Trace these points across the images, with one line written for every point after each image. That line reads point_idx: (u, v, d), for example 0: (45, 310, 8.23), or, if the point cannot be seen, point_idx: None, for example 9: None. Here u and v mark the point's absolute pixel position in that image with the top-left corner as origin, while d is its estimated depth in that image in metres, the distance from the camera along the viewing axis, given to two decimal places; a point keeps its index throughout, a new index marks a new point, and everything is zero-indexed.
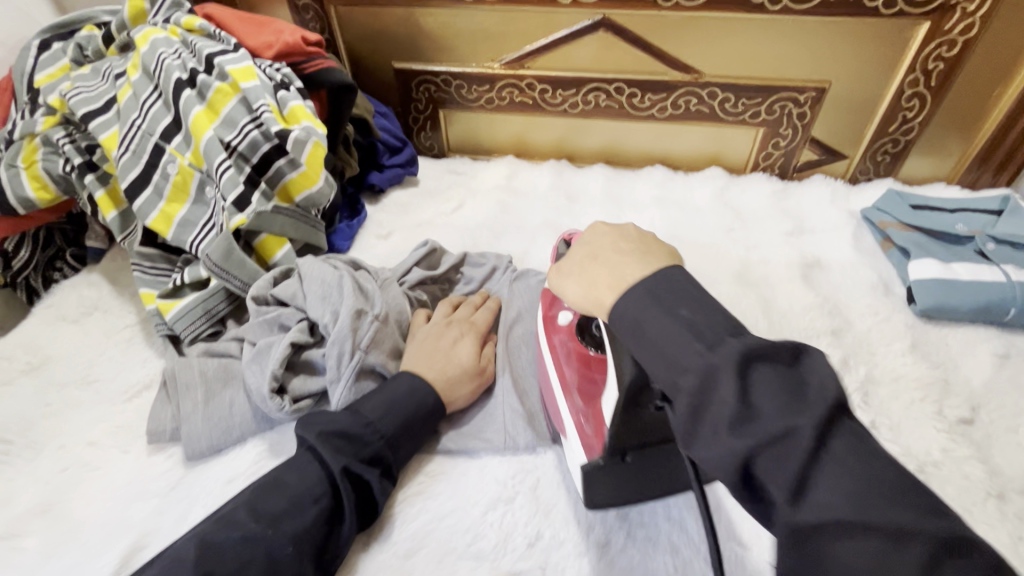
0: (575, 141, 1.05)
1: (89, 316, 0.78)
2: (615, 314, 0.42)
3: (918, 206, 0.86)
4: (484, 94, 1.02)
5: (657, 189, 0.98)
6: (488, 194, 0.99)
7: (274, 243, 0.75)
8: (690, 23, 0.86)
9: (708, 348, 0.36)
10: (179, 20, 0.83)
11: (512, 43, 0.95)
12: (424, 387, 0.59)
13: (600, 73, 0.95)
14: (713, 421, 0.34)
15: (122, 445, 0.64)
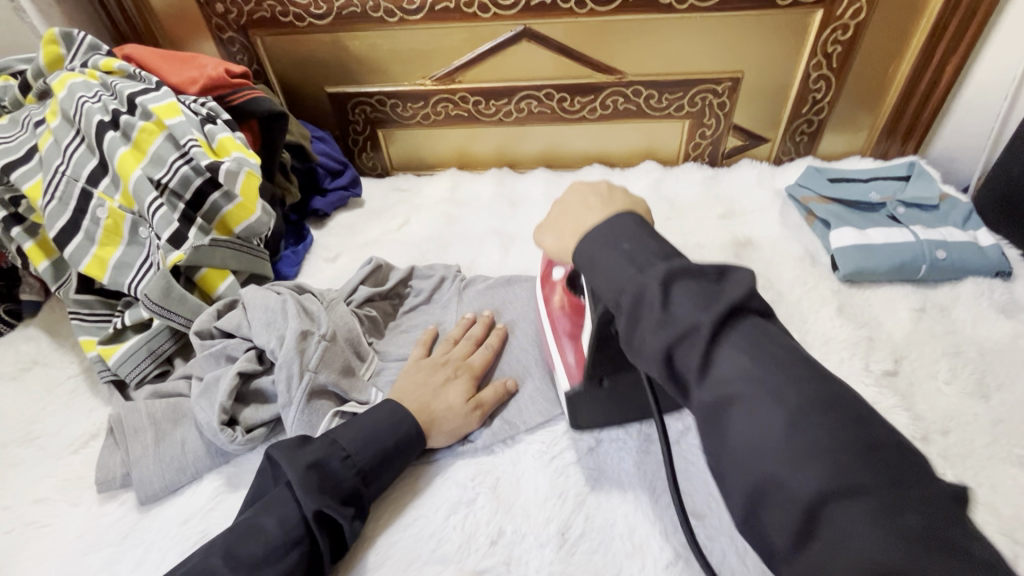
0: (515, 148, 1.09)
1: (29, 371, 0.76)
2: (574, 254, 0.45)
3: (835, 179, 0.94)
4: (420, 111, 1.04)
5: None
6: (433, 207, 1.00)
7: (217, 277, 0.75)
8: (605, 28, 0.91)
9: (639, 270, 0.40)
10: (97, 62, 0.82)
11: (440, 59, 0.97)
12: (405, 415, 0.59)
13: (528, 82, 0.99)
14: (643, 325, 0.38)
15: (71, 498, 0.62)
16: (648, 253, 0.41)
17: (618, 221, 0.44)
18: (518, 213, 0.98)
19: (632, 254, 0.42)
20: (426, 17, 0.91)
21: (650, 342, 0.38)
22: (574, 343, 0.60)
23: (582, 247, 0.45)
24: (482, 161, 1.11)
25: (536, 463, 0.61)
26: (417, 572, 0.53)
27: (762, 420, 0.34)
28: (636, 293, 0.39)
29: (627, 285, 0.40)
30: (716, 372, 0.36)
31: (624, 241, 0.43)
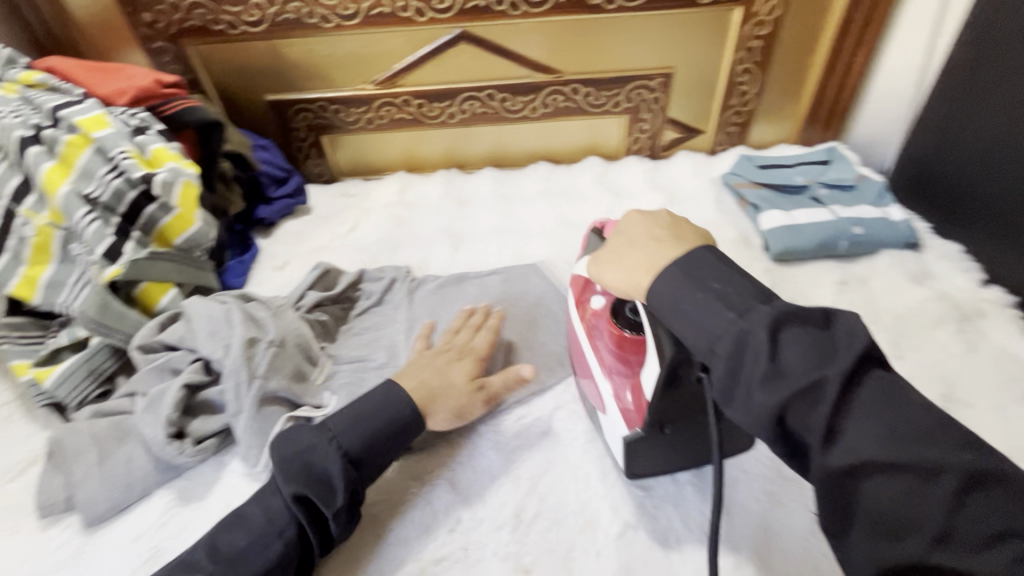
0: (461, 149, 1.10)
1: None
2: (653, 295, 0.46)
3: (763, 166, 1.00)
4: (363, 115, 1.04)
5: (544, 183, 1.05)
6: (382, 211, 1.01)
7: (157, 290, 0.75)
8: (538, 27, 0.95)
9: (739, 314, 0.40)
10: (16, 76, 0.81)
11: (381, 65, 0.98)
12: (397, 398, 0.57)
13: (469, 83, 1.01)
14: (748, 377, 0.38)
15: (9, 526, 0.59)
16: (744, 295, 0.41)
17: (701, 258, 0.45)
18: (467, 211, 1.00)
19: (727, 297, 0.41)
20: (363, 21, 0.93)
21: (756, 404, 0.38)
22: (631, 385, 0.54)
23: (658, 287, 0.45)
24: (429, 163, 1.12)
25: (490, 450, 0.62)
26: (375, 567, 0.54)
27: (824, 413, 0.35)
28: (737, 340, 0.39)
29: (725, 333, 0.40)
30: (846, 440, 0.35)
31: (708, 285, 0.43)
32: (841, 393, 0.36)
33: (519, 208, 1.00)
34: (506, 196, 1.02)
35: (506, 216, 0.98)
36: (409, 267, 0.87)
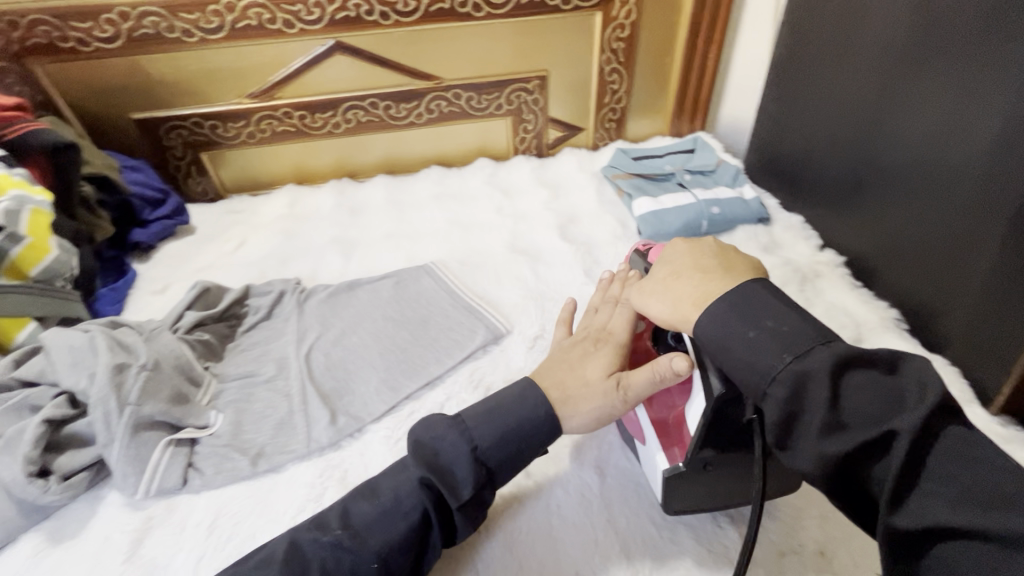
0: (493, 141, 1.19)
1: None
2: (700, 330, 0.46)
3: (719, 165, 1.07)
4: (413, 110, 1.09)
5: (593, 195, 1.08)
6: (429, 203, 1.07)
7: (15, 324, 0.68)
8: (585, 43, 1.09)
9: (796, 356, 0.40)
10: None
11: (437, 55, 1.04)
12: (533, 395, 0.53)
13: (519, 75, 1.10)
14: (807, 427, 0.38)
15: None
16: (804, 336, 0.41)
17: (749, 294, 0.45)
18: (511, 206, 1.05)
19: (780, 332, 0.42)
20: (428, 15, 0.99)
21: (810, 446, 0.38)
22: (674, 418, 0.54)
23: (707, 326, 0.45)
24: (465, 155, 1.20)
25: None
26: None
27: (897, 468, 0.35)
28: (792, 383, 0.39)
29: (780, 376, 0.40)
30: (909, 496, 0.35)
31: (760, 324, 0.43)
32: (914, 446, 0.35)
33: (558, 206, 1.05)
34: (547, 188, 1.10)
35: (548, 205, 1.05)
36: (424, 263, 0.93)
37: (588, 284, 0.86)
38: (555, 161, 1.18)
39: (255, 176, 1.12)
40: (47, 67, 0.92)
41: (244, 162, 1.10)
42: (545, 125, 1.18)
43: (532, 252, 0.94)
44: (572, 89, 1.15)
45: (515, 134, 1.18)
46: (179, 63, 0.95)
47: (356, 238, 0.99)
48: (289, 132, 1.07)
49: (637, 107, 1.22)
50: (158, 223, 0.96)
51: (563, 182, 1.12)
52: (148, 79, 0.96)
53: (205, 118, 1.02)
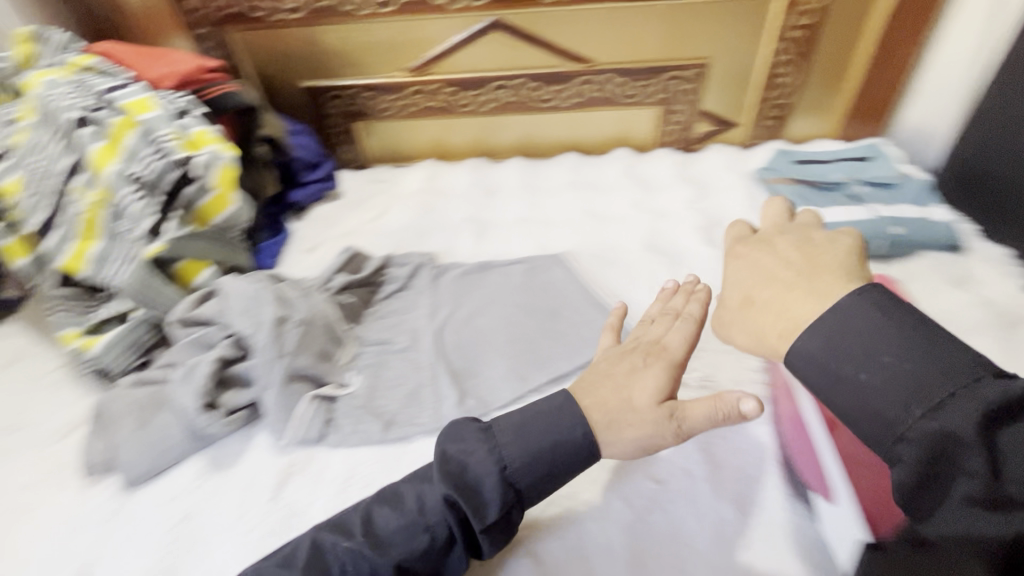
0: (635, 130, 1.12)
1: (11, 367, 0.77)
2: (796, 361, 0.41)
3: (801, 161, 1.02)
4: (560, 93, 1.06)
5: (744, 198, 0.98)
6: (564, 189, 1.03)
7: (195, 268, 0.77)
8: (756, 30, 0.99)
9: (931, 410, 0.34)
10: (71, 59, 0.83)
11: (592, 36, 1.00)
12: (570, 415, 0.49)
13: (676, 61, 1.02)
14: (952, 493, 0.33)
15: (59, 483, 0.63)
16: (947, 381, 0.35)
17: (867, 323, 0.39)
18: (650, 202, 0.99)
19: (917, 377, 0.35)
20: None
21: (947, 517, 0.33)
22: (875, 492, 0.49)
23: (802, 357, 0.40)
24: (603, 144, 1.14)
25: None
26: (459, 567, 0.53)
27: None
28: (925, 445, 0.34)
29: (907, 432, 0.35)
30: None
31: (884, 356, 0.37)
32: None
33: (702, 207, 0.97)
34: (691, 186, 1.01)
35: (690, 205, 0.97)
36: (556, 253, 0.89)
37: None
38: (701, 157, 1.09)
39: (399, 148, 1.16)
40: (238, 35, 1.01)
41: (390, 133, 1.14)
42: (695, 118, 1.10)
43: (672, 254, 0.87)
44: (732, 81, 1.05)
45: (661, 126, 1.11)
46: (348, 35, 1.00)
47: (489, 219, 0.99)
48: (436, 107, 1.09)
49: (804, 105, 1.08)
50: (313, 185, 1.03)
51: (708, 181, 1.04)
52: (319, 49, 1.02)
53: (363, 89, 1.07)
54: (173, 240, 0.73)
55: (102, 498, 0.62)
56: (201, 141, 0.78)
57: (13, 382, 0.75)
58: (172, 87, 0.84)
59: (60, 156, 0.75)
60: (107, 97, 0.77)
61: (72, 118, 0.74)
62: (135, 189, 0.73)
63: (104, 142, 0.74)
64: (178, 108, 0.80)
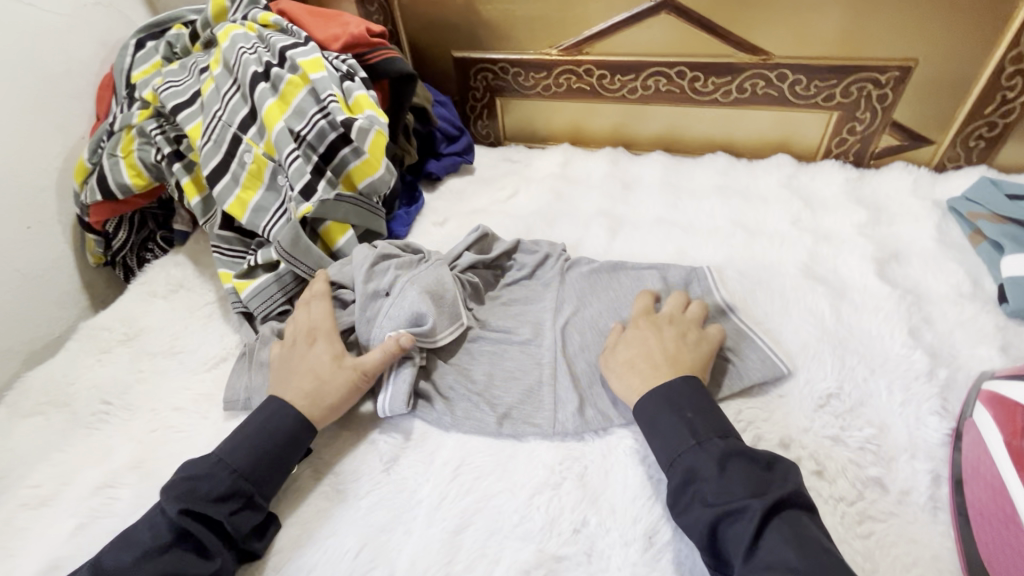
0: (802, 136, 0.99)
1: (175, 293, 0.86)
2: (639, 409, 0.57)
3: (1016, 195, 0.82)
4: (722, 86, 0.96)
5: (932, 231, 0.83)
6: (709, 193, 0.94)
7: (338, 231, 0.79)
8: (985, 34, 0.82)
9: (698, 442, 0.53)
10: (256, 16, 0.87)
11: (774, 26, 0.88)
12: (270, 407, 0.61)
13: (871, 63, 0.88)
14: (693, 496, 0.50)
15: (203, 412, 0.69)
16: (707, 428, 0.54)
17: (684, 390, 0.57)
18: (810, 220, 0.87)
19: (692, 424, 0.54)
20: None
21: (693, 515, 0.49)
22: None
23: (642, 405, 0.57)
24: (760, 148, 1.03)
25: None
26: (498, 544, 0.54)
27: (751, 528, 0.47)
28: (691, 461, 0.52)
29: (686, 453, 0.53)
30: (760, 555, 0.45)
31: (679, 413, 0.55)
32: (764, 514, 0.47)
33: (877, 235, 0.83)
34: (864, 209, 0.88)
35: (861, 230, 0.84)
36: (695, 263, 0.81)
37: (912, 351, 0.66)
38: (879, 176, 0.94)
39: (535, 128, 1.13)
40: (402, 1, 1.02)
41: (529, 112, 1.10)
42: (880, 129, 0.95)
43: (836, 286, 0.75)
44: (939, 90, 0.89)
45: (835, 134, 0.97)
46: (507, 7, 0.97)
47: (623, 216, 0.92)
48: (582, 90, 1.04)
49: None
50: (449, 158, 1.02)
51: (885, 205, 0.89)
52: (475, 19, 1.00)
53: (511, 64, 1.04)
54: (321, 202, 0.76)
55: None
56: (360, 106, 0.80)
57: (174, 309, 0.84)
58: (339, 49, 0.86)
59: (237, 107, 0.80)
60: (283, 54, 0.81)
61: (252, 72, 0.78)
62: (296, 148, 0.76)
63: (275, 98, 0.78)
64: (343, 73, 0.82)
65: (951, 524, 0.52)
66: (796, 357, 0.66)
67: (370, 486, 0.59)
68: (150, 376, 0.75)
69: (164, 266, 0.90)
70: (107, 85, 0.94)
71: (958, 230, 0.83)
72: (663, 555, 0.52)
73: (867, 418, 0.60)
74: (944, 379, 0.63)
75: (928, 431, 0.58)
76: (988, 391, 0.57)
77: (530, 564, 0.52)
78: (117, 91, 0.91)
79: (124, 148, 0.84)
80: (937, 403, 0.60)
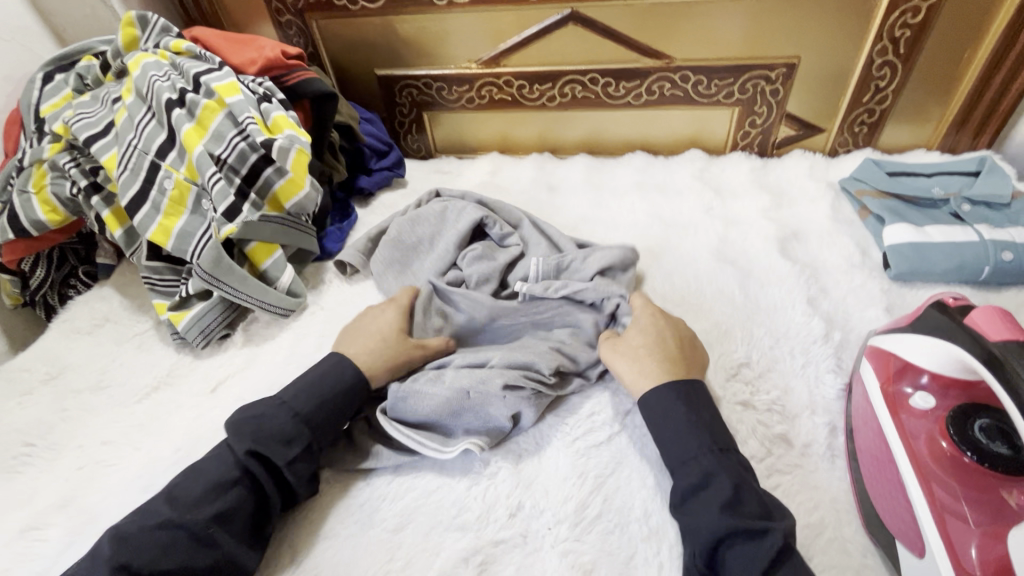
0: (710, 131, 1.07)
1: (101, 327, 0.84)
2: (650, 401, 0.57)
3: (895, 172, 0.92)
4: (633, 89, 1.03)
5: (829, 211, 0.91)
6: (629, 191, 1.00)
7: (264, 252, 0.80)
8: (848, 32, 0.91)
9: (718, 450, 0.53)
10: (168, 44, 0.87)
11: (669, 34, 0.95)
12: (341, 366, 0.63)
13: (760, 61, 0.96)
14: (710, 502, 0.49)
15: (134, 443, 0.68)
16: (715, 435, 0.54)
17: (695, 390, 0.58)
18: (724, 206, 0.94)
19: (711, 427, 0.55)
20: None
21: (704, 515, 0.49)
22: (982, 537, 0.46)
23: (654, 398, 0.57)
24: (674, 145, 1.10)
25: (641, 441, 0.61)
26: (438, 537, 0.55)
27: (761, 559, 0.45)
28: (708, 471, 0.51)
29: (702, 457, 0.52)
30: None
31: (685, 409, 0.56)
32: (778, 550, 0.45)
33: (782, 217, 0.91)
34: (767, 194, 0.95)
35: (766, 214, 0.91)
36: None
37: (810, 318, 0.72)
38: (781, 164, 1.02)
39: (465, 139, 1.17)
40: (320, 22, 1.03)
41: (457, 124, 1.14)
42: (778, 120, 1.03)
43: (744, 266, 0.82)
44: (823, 82, 0.98)
45: (739, 128, 1.05)
46: (424, 24, 1.00)
47: (550, 217, 0.96)
48: (505, 100, 1.08)
49: (902, 110, 0.99)
50: (381, 172, 1.04)
51: (787, 190, 0.97)
52: (395, 38, 1.03)
53: (434, 79, 1.07)
54: (246, 223, 0.76)
55: (167, 462, 0.65)
56: (279, 126, 0.81)
57: (100, 343, 0.82)
58: (256, 73, 0.87)
59: (154, 135, 0.80)
60: (197, 80, 0.81)
61: (166, 99, 0.78)
62: (218, 170, 0.77)
63: (191, 123, 0.78)
64: (260, 96, 0.84)
65: (846, 467, 0.58)
66: (711, 333, 0.71)
67: (313, 495, 0.60)
68: (76, 413, 0.73)
69: (87, 300, 0.87)
70: (13, 120, 0.90)
71: (848, 207, 0.91)
72: (593, 528, 0.55)
73: (773, 381, 0.65)
74: (838, 340, 0.69)
75: (826, 387, 0.65)
76: (872, 345, 0.60)
77: (468, 551, 0.54)
78: (25, 127, 0.88)
79: (36, 183, 0.82)
80: (832, 362, 0.67)
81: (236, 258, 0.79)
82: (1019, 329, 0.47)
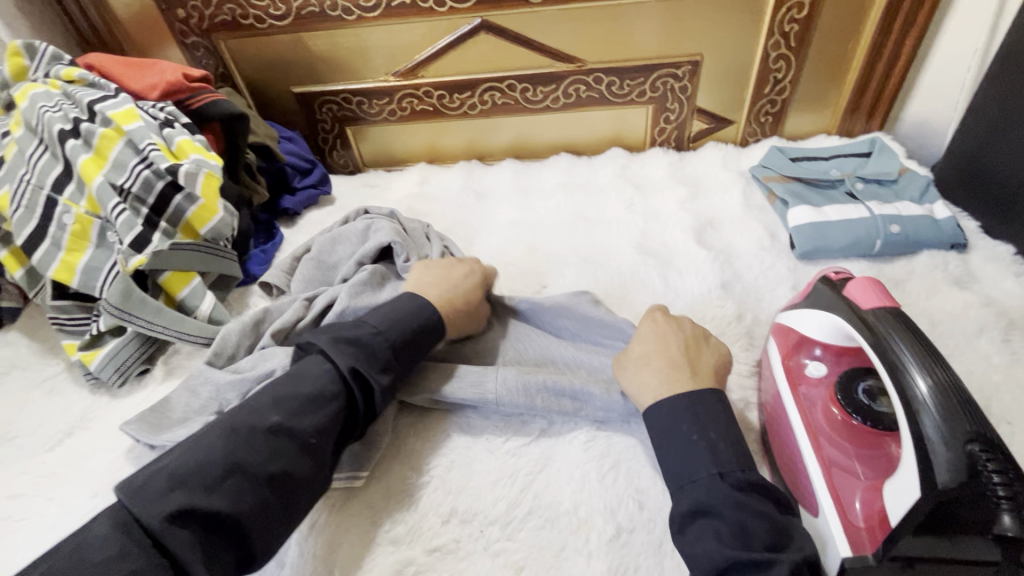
0: (629, 130, 1.11)
1: (7, 375, 0.79)
2: (655, 415, 0.54)
3: (798, 158, 0.98)
4: (551, 94, 1.05)
5: (741, 198, 0.95)
6: (554, 192, 1.02)
7: (178, 281, 0.77)
8: (742, 28, 0.97)
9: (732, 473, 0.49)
10: (59, 72, 0.83)
11: (578, 38, 0.98)
12: (425, 304, 0.64)
13: (667, 59, 1.00)
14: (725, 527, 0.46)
15: (46, 494, 0.64)
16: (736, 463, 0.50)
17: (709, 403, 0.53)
18: (645, 200, 0.98)
19: (715, 447, 0.50)
20: None
21: (702, 543, 0.46)
22: (866, 490, 0.49)
23: (660, 412, 0.54)
24: (597, 144, 1.13)
25: (568, 438, 0.62)
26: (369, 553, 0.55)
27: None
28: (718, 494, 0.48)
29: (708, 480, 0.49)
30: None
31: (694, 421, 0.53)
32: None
33: (698, 206, 0.95)
34: (685, 186, 1.00)
35: (683, 205, 0.95)
36: (547, 258, 0.87)
37: (724, 301, 0.76)
38: (696, 156, 1.07)
39: (392, 152, 1.16)
40: (229, 43, 1.01)
41: (384, 136, 1.14)
42: (690, 115, 1.08)
43: (663, 256, 0.85)
44: (726, 78, 1.03)
45: (655, 125, 1.09)
46: (335, 39, 0.99)
47: (479, 223, 0.97)
48: (426, 111, 1.08)
49: (800, 99, 1.06)
50: (305, 191, 1.02)
51: (702, 180, 1.02)
52: (307, 54, 1.02)
53: (353, 94, 1.06)
54: (155, 253, 0.73)
55: (83, 511, 0.62)
56: (184, 151, 0.79)
57: (6, 392, 0.77)
58: (158, 97, 0.85)
59: (48, 168, 0.76)
60: (92, 109, 0.78)
61: (59, 130, 0.75)
62: (122, 201, 0.74)
63: (89, 154, 0.76)
64: (163, 121, 0.81)
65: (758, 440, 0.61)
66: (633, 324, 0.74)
67: None
68: None
69: None
70: None
71: (758, 193, 0.97)
72: (523, 527, 0.56)
73: None
74: (750, 320, 0.74)
75: (739, 365, 0.68)
76: (775, 322, 0.64)
77: (399, 564, 0.54)
78: None
79: None
80: (745, 342, 0.71)
81: (150, 291, 0.76)
82: (886, 297, 0.51)
